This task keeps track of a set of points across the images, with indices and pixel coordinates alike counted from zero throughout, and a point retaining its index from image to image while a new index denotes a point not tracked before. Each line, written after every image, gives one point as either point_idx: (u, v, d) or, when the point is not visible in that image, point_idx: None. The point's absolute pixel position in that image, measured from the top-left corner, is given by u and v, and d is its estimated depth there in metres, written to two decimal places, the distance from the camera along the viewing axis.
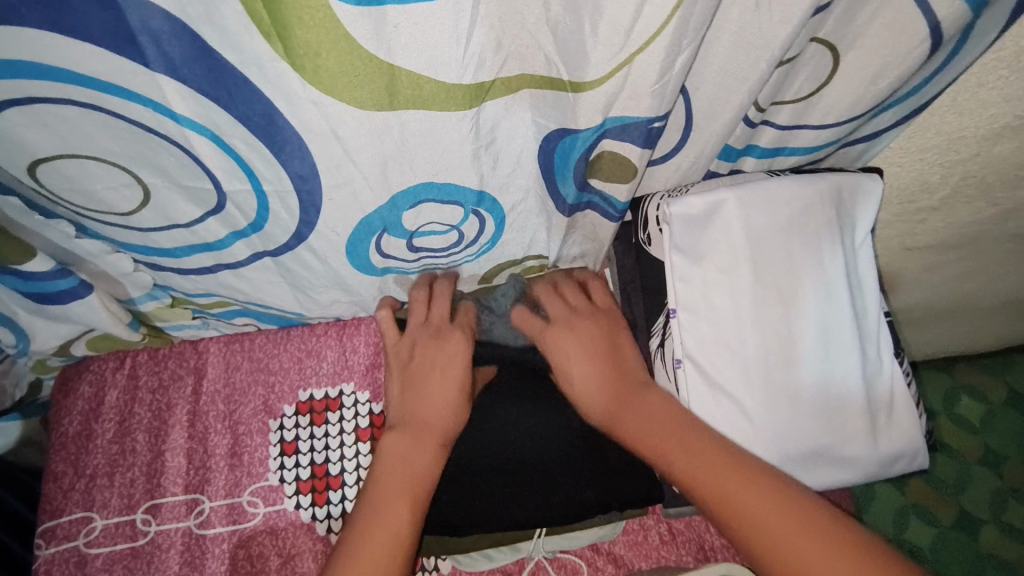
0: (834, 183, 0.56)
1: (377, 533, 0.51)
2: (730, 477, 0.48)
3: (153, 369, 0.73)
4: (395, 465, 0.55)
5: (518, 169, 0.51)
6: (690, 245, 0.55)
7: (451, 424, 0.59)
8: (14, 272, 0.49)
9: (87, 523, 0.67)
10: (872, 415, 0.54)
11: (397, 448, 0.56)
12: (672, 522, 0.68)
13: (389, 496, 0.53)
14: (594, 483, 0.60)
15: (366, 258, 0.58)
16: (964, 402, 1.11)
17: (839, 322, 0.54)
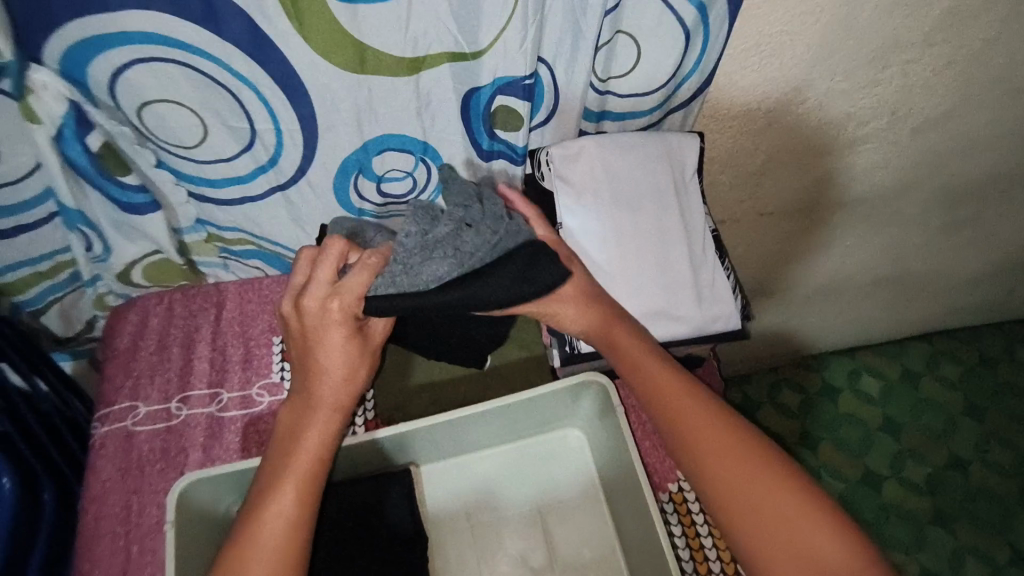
0: (665, 138, 0.82)
1: (266, 512, 0.63)
2: (717, 439, 0.66)
3: (185, 302, 0.95)
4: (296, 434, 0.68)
5: (449, 124, 0.77)
6: (568, 176, 0.80)
7: (342, 392, 0.70)
8: (115, 182, 0.72)
9: (133, 410, 0.88)
10: (697, 289, 0.80)
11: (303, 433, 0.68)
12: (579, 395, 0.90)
13: (289, 473, 0.65)
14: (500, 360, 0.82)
15: (347, 195, 0.83)
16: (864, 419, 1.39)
17: (671, 227, 0.81)
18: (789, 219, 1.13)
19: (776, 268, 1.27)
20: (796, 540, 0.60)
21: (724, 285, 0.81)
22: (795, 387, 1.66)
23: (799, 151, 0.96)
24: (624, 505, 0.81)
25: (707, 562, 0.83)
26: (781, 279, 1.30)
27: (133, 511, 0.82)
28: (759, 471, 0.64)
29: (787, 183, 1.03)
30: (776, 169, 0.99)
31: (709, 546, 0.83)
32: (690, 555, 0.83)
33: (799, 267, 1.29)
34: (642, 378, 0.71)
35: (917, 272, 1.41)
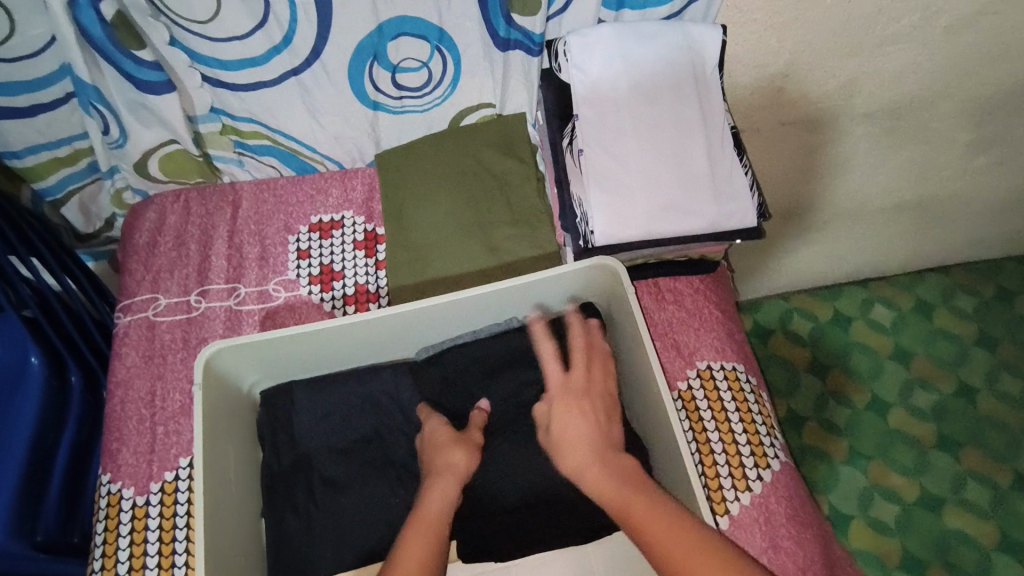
0: (685, 26, 0.81)
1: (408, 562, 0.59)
2: (648, 509, 0.61)
3: (201, 203, 0.97)
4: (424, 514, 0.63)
5: (465, 10, 0.76)
6: (585, 64, 0.79)
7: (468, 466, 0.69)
8: (130, 56, 0.72)
9: (154, 302, 0.90)
10: (714, 183, 0.78)
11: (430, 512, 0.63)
12: (648, 298, 0.89)
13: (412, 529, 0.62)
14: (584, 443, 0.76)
15: (362, 85, 0.83)
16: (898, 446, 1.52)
17: (688, 119, 0.79)
18: (810, 134, 1.11)
19: (795, 190, 1.26)
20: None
21: (742, 179, 0.80)
22: (807, 317, 1.66)
23: (825, 51, 0.93)
24: (632, 396, 0.81)
25: (740, 456, 0.80)
26: (800, 199, 1.29)
27: (157, 397, 0.84)
28: (674, 524, 0.59)
29: (812, 89, 1.00)
30: (800, 72, 0.96)
31: (742, 440, 0.81)
32: (726, 466, 0.79)
33: (820, 188, 1.27)
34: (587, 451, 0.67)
35: (938, 196, 1.38)
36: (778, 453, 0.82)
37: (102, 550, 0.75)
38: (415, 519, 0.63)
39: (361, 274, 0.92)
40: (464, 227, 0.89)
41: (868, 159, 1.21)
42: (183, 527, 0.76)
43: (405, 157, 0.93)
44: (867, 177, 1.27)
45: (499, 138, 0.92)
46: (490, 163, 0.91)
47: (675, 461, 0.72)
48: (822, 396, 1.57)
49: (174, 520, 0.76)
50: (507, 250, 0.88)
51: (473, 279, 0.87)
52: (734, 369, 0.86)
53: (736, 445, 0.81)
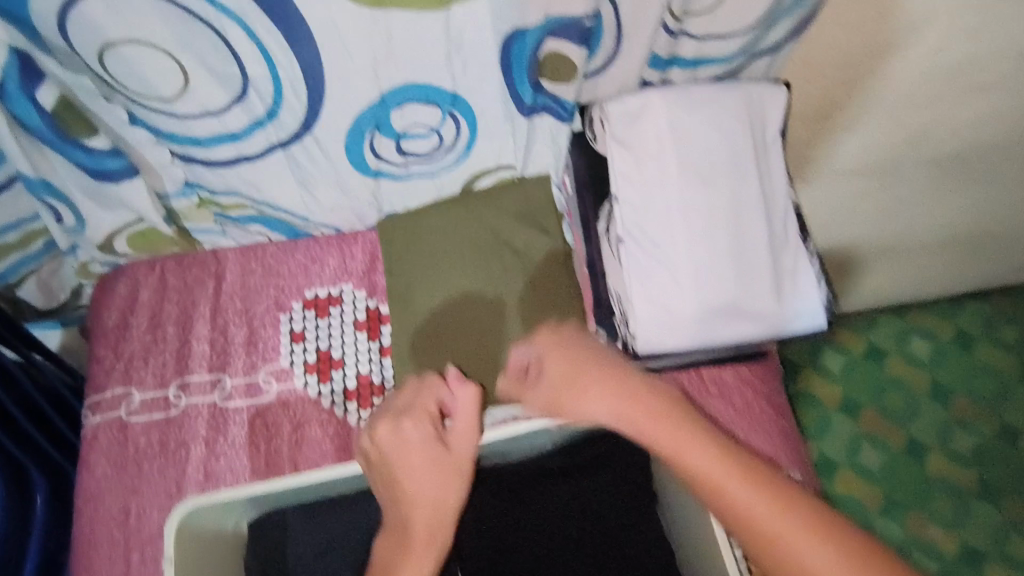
0: (744, 89, 0.68)
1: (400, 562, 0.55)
2: (652, 417, 0.54)
3: (180, 274, 0.85)
4: (417, 507, 0.57)
5: (483, 72, 0.63)
6: (627, 138, 0.67)
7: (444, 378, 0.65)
8: (82, 146, 0.61)
9: (126, 398, 0.79)
10: (778, 278, 0.67)
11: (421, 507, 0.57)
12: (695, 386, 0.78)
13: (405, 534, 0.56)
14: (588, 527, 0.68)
15: (361, 156, 0.70)
16: (939, 495, 1.33)
17: (749, 200, 0.67)
18: (860, 179, 0.99)
19: (837, 218, 1.09)
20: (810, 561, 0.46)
21: (809, 270, 0.69)
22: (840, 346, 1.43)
23: (898, 99, 0.79)
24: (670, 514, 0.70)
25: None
26: (845, 241, 1.15)
27: (132, 516, 0.74)
28: (685, 443, 0.52)
29: (876, 134, 0.86)
30: (866, 122, 0.83)
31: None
32: None
33: (868, 230, 1.14)
34: (567, 376, 0.59)
35: (993, 232, 1.23)
36: None
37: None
38: (414, 508, 0.57)
39: (362, 363, 0.82)
40: (483, 316, 0.78)
41: (921, 200, 1.09)
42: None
43: (415, 229, 0.81)
44: (919, 218, 1.14)
45: (521, 205, 0.80)
46: (511, 239, 0.80)
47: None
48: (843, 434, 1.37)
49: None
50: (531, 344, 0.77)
51: (495, 374, 0.76)
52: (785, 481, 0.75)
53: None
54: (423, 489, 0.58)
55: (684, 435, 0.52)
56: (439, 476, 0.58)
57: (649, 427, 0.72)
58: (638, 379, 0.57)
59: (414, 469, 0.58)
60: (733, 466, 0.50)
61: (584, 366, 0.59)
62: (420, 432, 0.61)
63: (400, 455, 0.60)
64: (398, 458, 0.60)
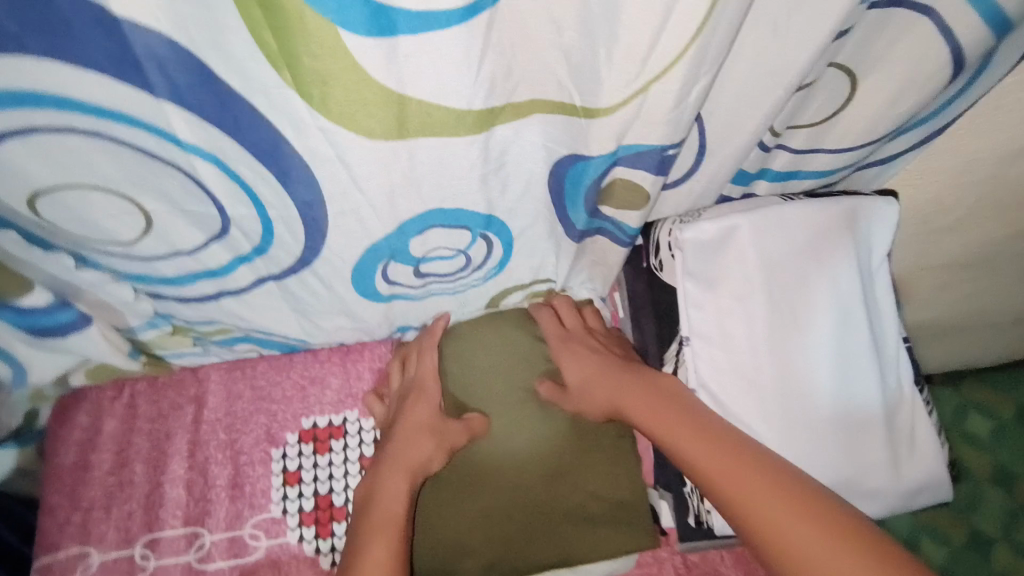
0: (849, 207, 0.55)
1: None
2: (705, 436, 0.49)
3: (152, 399, 0.71)
4: (380, 499, 0.57)
5: (527, 194, 0.50)
6: (702, 271, 0.55)
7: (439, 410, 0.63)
8: (13, 306, 0.49)
9: (83, 559, 0.66)
10: (895, 445, 0.53)
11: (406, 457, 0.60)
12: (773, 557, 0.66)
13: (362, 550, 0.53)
14: None
15: (371, 284, 0.57)
16: None
17: (858, 348, 0.53)
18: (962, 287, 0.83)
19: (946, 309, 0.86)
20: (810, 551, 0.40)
21: (931, 434, 0.55)
22: (968, 439, 0.98)
23: (1014, 203, 0.66)
24: None
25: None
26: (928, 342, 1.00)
27: None
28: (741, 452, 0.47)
29: (979, 234, 0.71)
30: (971, 225, 0.69)
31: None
32: None
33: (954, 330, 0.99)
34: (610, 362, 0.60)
35: None
36: None
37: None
38: (395, 460, 0.59)
39: None
40: (523, 461, 0.63)
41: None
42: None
43: (451, 349, 0.67)
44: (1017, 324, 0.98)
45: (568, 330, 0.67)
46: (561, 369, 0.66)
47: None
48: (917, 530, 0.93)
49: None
50: (584, 499, 0.63)
51: (535, 535, 0.62)
52: None
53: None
54: (390, 491, 0.57)
55: (686, 415, 0.51)
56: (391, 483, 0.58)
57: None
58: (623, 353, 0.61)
59: (384, 471, 0.59)
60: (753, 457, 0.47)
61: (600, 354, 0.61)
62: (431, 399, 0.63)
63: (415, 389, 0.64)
64: (404, 425, 0.62)
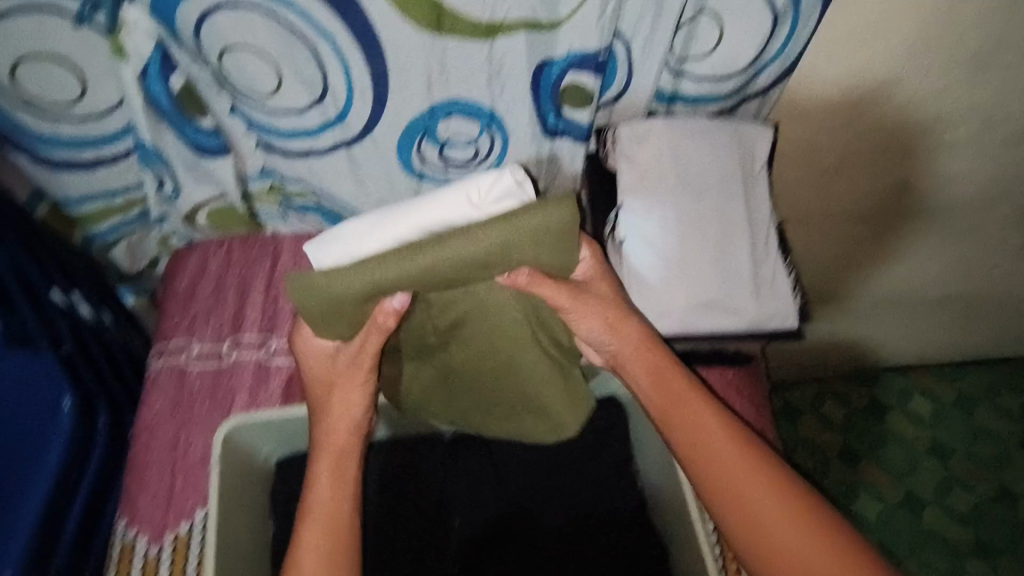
0: (735, 124, 0.80)
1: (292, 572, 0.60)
2: (747, 473, 0.61)
3: (243, 250, 0.98)
4: (319, 500, 0.62)
5: (518, 97, 0.77)
6: (632, 154, 0.80)
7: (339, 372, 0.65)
8: (190, 123, 0.75)
9: (187, 347, 0.92)
10: (756, 282, 0.78)
11: (334, 432, 0.65)
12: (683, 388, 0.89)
13: (306, 530, 0.61)
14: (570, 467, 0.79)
15: (409, 157, 0.84)
16: (954, 494, 1.37)
17: (735, 215, 0.79)
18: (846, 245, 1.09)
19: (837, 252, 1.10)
20: (808, 559, 0.57)
21: (784, 281, 0.79)
22: (911, 418, 1.44)
23: (879, 151, 0.91)
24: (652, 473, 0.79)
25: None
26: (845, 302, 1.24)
27: (180, 445, 0.85)
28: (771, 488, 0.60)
29: (856, 183, 0.95)
30: (852, 171, 0.93)
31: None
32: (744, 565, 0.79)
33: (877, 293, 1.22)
34: (654, 377, 0.66)
35: (992, 292, 1.25)
36: None
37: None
38: (322, 443, 0.65)
39: None
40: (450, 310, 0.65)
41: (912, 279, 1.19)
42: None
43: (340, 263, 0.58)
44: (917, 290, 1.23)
45: (557, 246, 0.58)
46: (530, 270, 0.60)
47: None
48: (862, 489, 1.38)
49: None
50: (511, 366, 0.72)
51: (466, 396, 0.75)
52: None
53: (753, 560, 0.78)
54: (322, 488, 0.63)
55: (745, 475, 0.61)
56: (323, 469, 0.63)
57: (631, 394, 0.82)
58: (638, 335, 0.67)
59: (320, 459, 0.64)
60: (801, 524, 0.58)
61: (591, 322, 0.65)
62: (360, 405, 0.65)
63: (329, 387, 0.66)
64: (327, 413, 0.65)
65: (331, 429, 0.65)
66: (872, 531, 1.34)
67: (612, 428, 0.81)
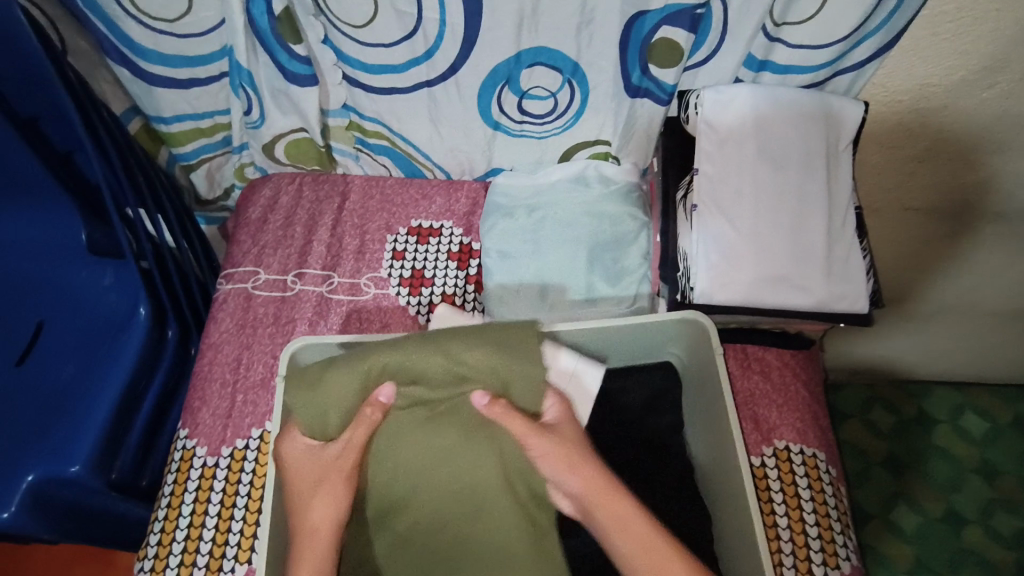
0: (824, 99, 0.78)
1: None
2: None
3: (314, 188, 1.01)
4: None
5: (604, 51, 0.76)
6: (716, 119, 0.78)
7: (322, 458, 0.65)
8: (285, 48, 0.77)
9: (254, 275, 0.95)
10: (829, 263, 0.75)
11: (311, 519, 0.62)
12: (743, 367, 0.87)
13: None
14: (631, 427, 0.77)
15: (488, 106, 0.85)
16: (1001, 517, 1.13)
17: (814, 191, 0.77)
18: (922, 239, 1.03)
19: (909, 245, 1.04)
20: None
21: (859, 263, 0.76)
22: (958, 432, 1.20)
23: (972, 143, 0.86)
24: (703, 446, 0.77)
25: (809, 550, 0.77)
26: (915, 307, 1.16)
27: (242, 366, 0.89)
28: None
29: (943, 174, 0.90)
30: (938, 161, 0.90)
31: (810, 521, 0.78)
32: (792, 559, 0.76)
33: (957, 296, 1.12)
34: (616, 510, 0.60)
35: None
36: (850, 555, 0.78)
37: (153, 562, 0.77)
38: (305, 530, 0.62)
39: (450, 285, 0.93)
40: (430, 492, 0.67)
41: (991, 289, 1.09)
42: (240, 519, 0.78)
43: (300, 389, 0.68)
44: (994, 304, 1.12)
45: (524, 375, 0.69)
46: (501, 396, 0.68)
47: (739, 563, 0.69)
48: (899, 496, 1.15)
49: (259, 504, 0.79)
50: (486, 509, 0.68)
51: (439, 536, 0.67)
52: (814, 456, 0.82)
53: (805, 536, 0.78)
54: None
55: None
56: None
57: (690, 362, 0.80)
58: (583, 451, 0.64)
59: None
60: None
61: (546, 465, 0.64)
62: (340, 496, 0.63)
63: (314, 486, 0.64)
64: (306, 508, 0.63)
65: (309, 526, 0.62)
66: (908, 544, 1.12)
67: (668, 394, 0.79)
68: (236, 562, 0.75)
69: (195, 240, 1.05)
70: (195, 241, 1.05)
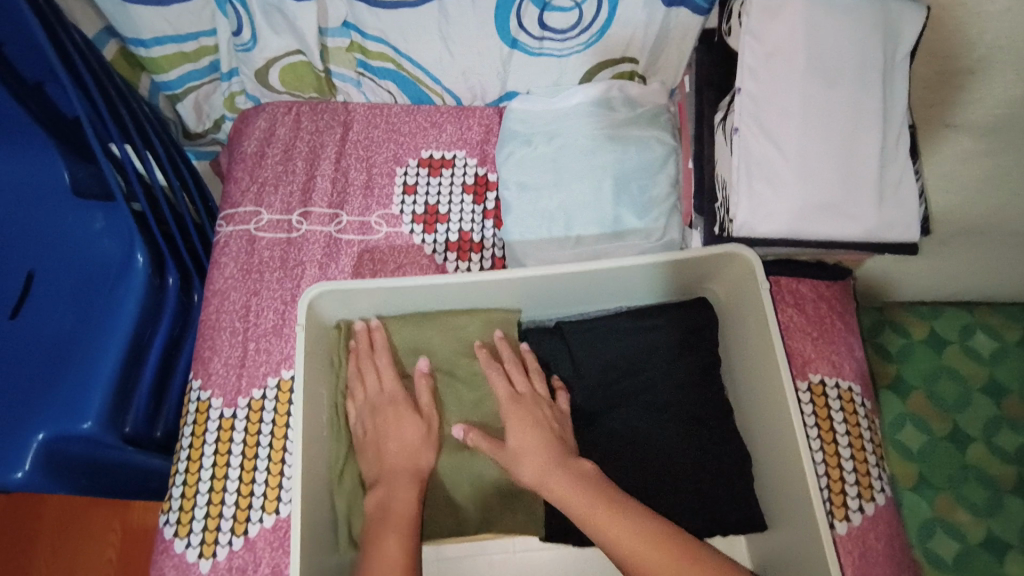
0: (883, 6, 0.71)
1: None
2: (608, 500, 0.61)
3: (313, 118, 0.93)
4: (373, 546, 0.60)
5: None
6: (761, 31, 0.71)
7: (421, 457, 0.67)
8: None
9: (256, 215, 0.88)
10: (880, 188, 0.70)
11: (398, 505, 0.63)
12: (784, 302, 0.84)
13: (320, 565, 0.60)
14: (662, 373, 0.74)
15: (506, 21, 0.77)
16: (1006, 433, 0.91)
17: (869, 109, 0.70)
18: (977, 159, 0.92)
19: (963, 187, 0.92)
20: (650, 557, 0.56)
21: (913, 189, 0.71)
22: (967, 352, 0.96)
23: None
24: (742, 385, 0.75)
25: (844, 484, 0.75)
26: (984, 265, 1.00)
27: (251, 312, 0.84)
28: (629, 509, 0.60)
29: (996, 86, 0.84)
30: (991, 72, 0.83)
31: (846, 455, 0.76)
32: (829, 495, 0.74)
33: None
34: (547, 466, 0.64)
35: None
36: (885, 487, 0.76)
37: (178, 515, 0.74)
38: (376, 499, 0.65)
39: (466, 221, 0.87)
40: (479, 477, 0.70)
41: None
42: (263, 469, 0.75)
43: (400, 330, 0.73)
44: None
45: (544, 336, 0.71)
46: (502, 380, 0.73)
47: (784, 499, 0.68)
48: (905, 416, 0.93)
49: (282, 455, 0.76)
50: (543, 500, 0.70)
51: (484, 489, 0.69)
52: (850, 390, 0.80)
53: (840, 469, 0.76)
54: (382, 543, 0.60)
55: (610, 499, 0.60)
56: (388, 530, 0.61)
57: (725, 296, 0.77)
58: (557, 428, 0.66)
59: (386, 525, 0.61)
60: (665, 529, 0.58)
61: (546, 430, 0.67)
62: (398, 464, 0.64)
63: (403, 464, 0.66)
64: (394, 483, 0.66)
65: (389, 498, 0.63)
66: (910, 462, 0.91)
67: (701, 335, 0.75)
68: (263, 513, 0.73)
69: (182, 176, 0.97)
70: (183, 177, 0.97)
